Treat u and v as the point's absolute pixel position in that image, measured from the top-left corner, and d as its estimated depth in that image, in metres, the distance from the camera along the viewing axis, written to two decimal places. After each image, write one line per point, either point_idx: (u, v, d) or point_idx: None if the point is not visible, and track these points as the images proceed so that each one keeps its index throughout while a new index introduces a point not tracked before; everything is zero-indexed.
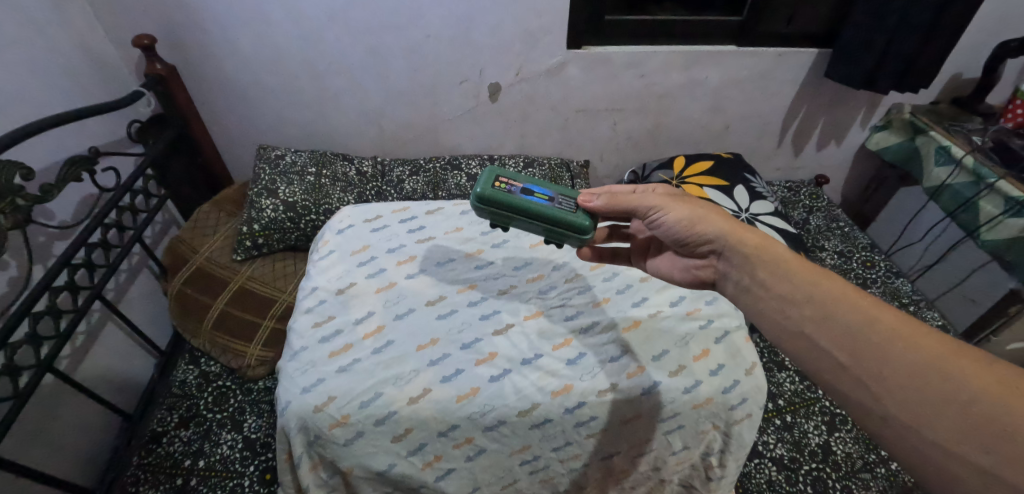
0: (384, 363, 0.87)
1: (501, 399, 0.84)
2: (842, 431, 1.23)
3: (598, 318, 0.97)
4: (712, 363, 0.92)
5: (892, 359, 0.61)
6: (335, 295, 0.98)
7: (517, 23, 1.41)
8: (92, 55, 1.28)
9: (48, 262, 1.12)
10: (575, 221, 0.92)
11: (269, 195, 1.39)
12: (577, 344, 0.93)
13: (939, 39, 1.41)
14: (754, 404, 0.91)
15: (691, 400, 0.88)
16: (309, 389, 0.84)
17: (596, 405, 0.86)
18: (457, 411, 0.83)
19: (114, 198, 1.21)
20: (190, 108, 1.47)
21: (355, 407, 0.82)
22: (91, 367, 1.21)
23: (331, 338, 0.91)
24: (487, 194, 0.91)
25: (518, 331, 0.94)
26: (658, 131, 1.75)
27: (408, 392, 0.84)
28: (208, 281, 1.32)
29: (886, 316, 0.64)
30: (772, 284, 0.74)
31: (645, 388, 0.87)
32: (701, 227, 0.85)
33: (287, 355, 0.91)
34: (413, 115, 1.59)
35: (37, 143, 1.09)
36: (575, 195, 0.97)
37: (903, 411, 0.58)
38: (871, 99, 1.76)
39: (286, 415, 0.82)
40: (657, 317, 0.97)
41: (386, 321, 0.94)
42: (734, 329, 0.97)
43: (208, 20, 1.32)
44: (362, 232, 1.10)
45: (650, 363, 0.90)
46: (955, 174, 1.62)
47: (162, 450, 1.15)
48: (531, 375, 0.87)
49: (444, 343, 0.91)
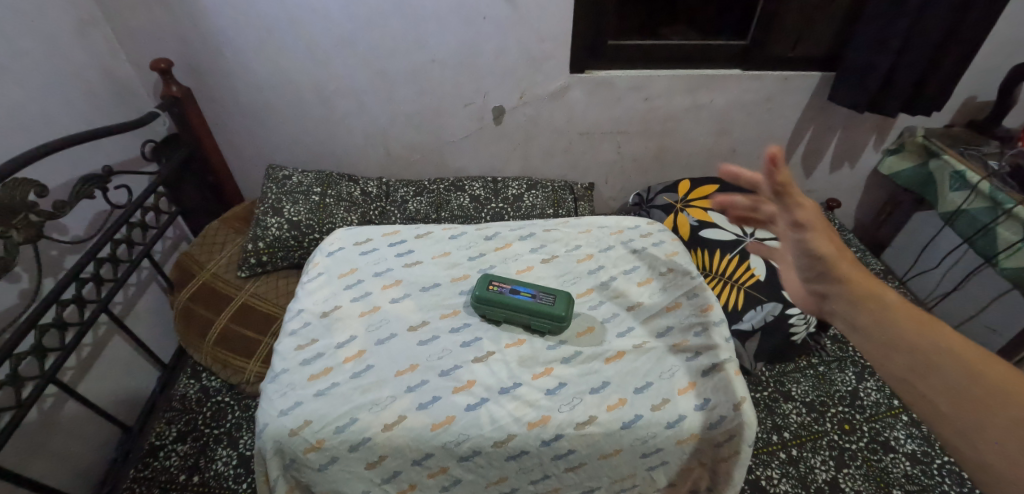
0: (362, 388, 0.87)
1: (477, 429, 0.83)
2: (852, 467, 1.19)
3: (581, 348, 0.95)
4: (697, 396, 0.89)
5: (1006, 415, 0.54)
6: (320, 317, 0.99)
7: (521, 48, 1.43)
8: (113, 78, 1.34)
9: (59, 275, 1.15)
10: (552, 311, 0.95)
11: (275, 213, 1.42)
12: (558, 374, 0.91)
13: (948, 62, 1.39)
14: (742, 441, 0.87)
15: (674, 435, 0.86)
16: (286, 411, 0.84)
17: (574, 438, 0.84)
18: (432, 439, 0.82)
19: (125, 214, 1.24)
20: (203, 129, 1.51)
21: (331, 432, 0.82)
22: (95, 379, 1.24)
23: (312, 360, 0.92)
24: (481, 296, 0.97)
25: (499, 359, 0.92)
26: (663, 154, 1.75)
27: (383, 418, 0.83)
28: (210, 295, 1.34)
29: (994, 370, 0.56)
30: (874, 334, 0.64)
31: (625, 422, 0.85)
32: (837, 267, 0.71)
33: (268, 377, 0.91)
34: (417, 138, 1.61)
35: (54, 162, 1.13)
36: (557, 290, 0.98)
37: (1008, 467, 0.52)
38: (884, 123, 1.73)
39: (262, 436, 0.83)
40: (643, 348, 0.95)
41: (367, 346, 0.94)
42: (724, 362, 0.93)
43: (223, 44, 1.37)
44: (352, 255, 1.11)
45: (633, 396, 0.88)
46: (971, 199, 1.57)
47: (158, 464, 1.16)
48: (508, 404, 0.86)
49: (422, 369, 0.90)
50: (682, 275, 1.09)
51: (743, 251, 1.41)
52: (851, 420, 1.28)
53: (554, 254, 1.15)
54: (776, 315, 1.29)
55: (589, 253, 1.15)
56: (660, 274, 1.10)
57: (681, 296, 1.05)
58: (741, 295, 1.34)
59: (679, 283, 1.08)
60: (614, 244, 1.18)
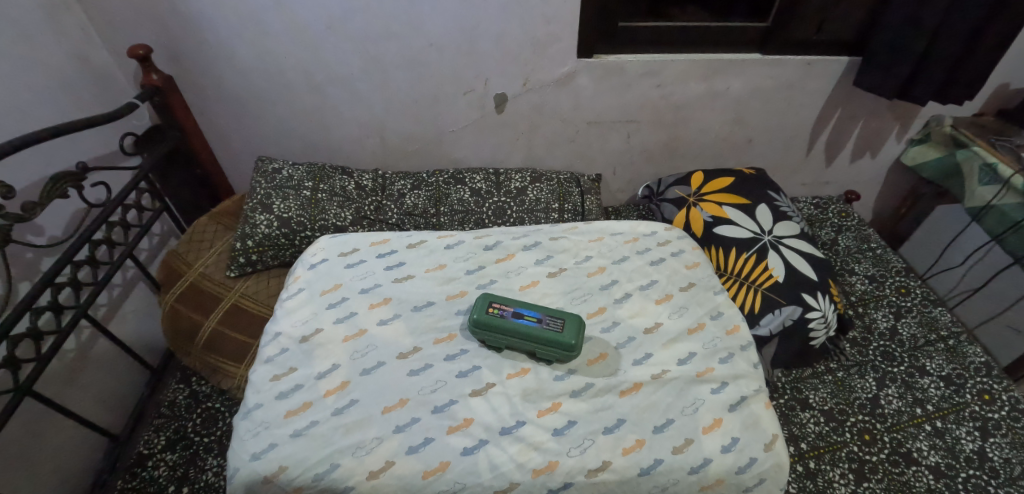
0: (345, 428, 0.81)
1: (474, 477, 0.78)
2: (872, 482, 1.12)
3: (593, 379, 0.88)
4: (724, 435, 0.84)
5: None
6: (299, 343, 0.92)
7: (525, 31, 1.33)
8: (88, 65, 1.25)
9: (34, 279, 1.08)
10: (560, 339, 0.87)
11: (264, 210, 1.34)
12: (566, 410, 0.85)
13: (987, 48, 1.28)
14: (772, 484, 0.83)
15: (698, 481, 0.80)
16: (260, 455, 0.79)
17: (584, 486, 0.79)
18: (423, 488, 0.77)
19: (104, 213, 1.16)
20: (188, 120, 1.43)
21: (309, 479, 0.77)
22: (78, 386, 1.18)
23: (289, 394, 0.86)
24: (481, 321, 0.89)
25: (499, 393, 0.86)
26: (675, 144, 1.66)
27: (368, 464, 0.78)
28: (198, 297, 1.27)
29: None
30: None
31: (642, 468, 0.80)
32: None
33: (242, 412, 0.86)
34: (415, 127, 1.52)
35: (23, 159, 1.05)
36: (565, 313, 0.91)
37: None
38: (911, 111, 1.63)
39: (234, 482, 0.78)
40: (661, 379, 0.89)
41: (351, 377, 0.87)
42: (753, 395, 0.90)
43: (205, 28, 1.27)
44: (336, 268, 1.04)
45: (650, 437, 0.83)
46: (1002, 195, 1.49)
47: (146, 475, 1.11)
48: (510, 447, 0.80)
49: (413, 405, 0.84)
50: (705, 291, 1.06)
51: (762, 249, 1.34)
52: (872, 430, 1.21)
53: (562, 266, 1.08)
54: (796, 318, 1.23)
55: (601, 265, 1.08)
56: (680, 289, 1.05)
57: (704, 316, 1.00)
58: (758, 297, 1.27)
59: (701, 300, 1.03)
60: (628, 255, 1.11)
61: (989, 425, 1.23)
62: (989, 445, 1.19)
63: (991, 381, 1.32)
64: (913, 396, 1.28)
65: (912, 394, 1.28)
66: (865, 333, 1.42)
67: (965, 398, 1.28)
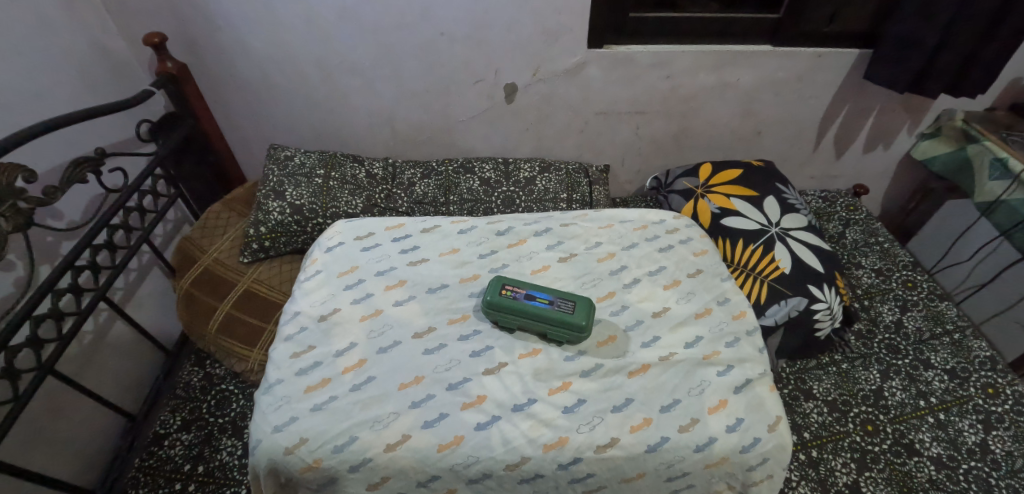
0: (362, 403, 0.83)
1: (487, 451, 0.80)
2: (874, 471, 1.14)
3: (602, 361, 0.90)
4: (729, 416, 0.85)
5: None
6: (317, 321, 0.95)
7: (535, 22, 1.34)
8: (105, 54, 1.27)
9: (55, 262, 1.11)
10: (572, 320, 0.89)
11: (277, 197, 1.36)
12: (576, 389, 0.87)
13: (997, 43, 1.28)
14: (775, 464, 0.85)
15: (703, 459, 0.82)
16: (281, 428, 0.82)
17: (593, 462, 0.81)
18: (438, 461, 0.79)
19: (121, 198, 1.18)
20: (202, 108, 1.45)
21: (328, 451, 0.79)
22: (98, 367, 1.22)
23: (309, 370, 0.88)
24: (493, 302, 0.90)
25: (511, 372, 0.88)
26: (684, 136, 1.66)
27: (385, 437, 0.80)
28: (213, 281, 1.30)
29: None
30: None
31: (650, 445, 0.82)
32: None
33: (263, 387, 0.89)
34: (426, 117, 1.54)
35: (43, 144, 1.08)
36: (576, 296, 0.93)
37: None
38: (920, 105, 1.62)
39: (256, 453, 0.81)
40: (669, 361, 0.91)
41: (368, 355, 0.90)
42: (757, 378, 0.91)
43: (218, 17, 1.29)
44: (352, 251, 1.06)
45: (658, 416, 0.84)
46: (1012, 190, 1.49)
47: (162, 453, 1.14)
48: (521, 423, 0.82)
49: (428, 383, 0.86)
50: (712, 278, 1.07)
51: (769, 241, 1.35)
52: (875, 421, 1.22)
53: (572, 252, 1.09)
54: (801, 309, 1.25)
55: (611, 252, 1.09)
56: (688, 276, 1.06)
57: (711, 301, 1.02)
58: (764, 288, 1.28)
59: (709, 287, 1.05)
60: (638, 241, 1.12)
61: (992, 418, 1.24)
62: (991, 437, 1.20)
63: (995, 375, 1.33)
64: (916, 389, 1.29)
65: (916, 386, 1.29)
66: (870, 325, 1.43)
67: (969, 390, 1.29)
